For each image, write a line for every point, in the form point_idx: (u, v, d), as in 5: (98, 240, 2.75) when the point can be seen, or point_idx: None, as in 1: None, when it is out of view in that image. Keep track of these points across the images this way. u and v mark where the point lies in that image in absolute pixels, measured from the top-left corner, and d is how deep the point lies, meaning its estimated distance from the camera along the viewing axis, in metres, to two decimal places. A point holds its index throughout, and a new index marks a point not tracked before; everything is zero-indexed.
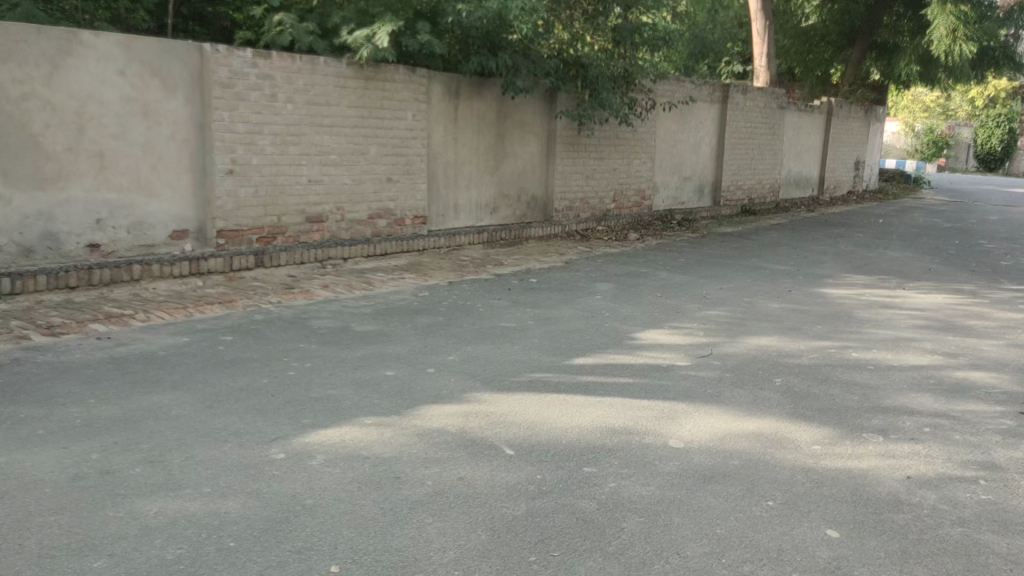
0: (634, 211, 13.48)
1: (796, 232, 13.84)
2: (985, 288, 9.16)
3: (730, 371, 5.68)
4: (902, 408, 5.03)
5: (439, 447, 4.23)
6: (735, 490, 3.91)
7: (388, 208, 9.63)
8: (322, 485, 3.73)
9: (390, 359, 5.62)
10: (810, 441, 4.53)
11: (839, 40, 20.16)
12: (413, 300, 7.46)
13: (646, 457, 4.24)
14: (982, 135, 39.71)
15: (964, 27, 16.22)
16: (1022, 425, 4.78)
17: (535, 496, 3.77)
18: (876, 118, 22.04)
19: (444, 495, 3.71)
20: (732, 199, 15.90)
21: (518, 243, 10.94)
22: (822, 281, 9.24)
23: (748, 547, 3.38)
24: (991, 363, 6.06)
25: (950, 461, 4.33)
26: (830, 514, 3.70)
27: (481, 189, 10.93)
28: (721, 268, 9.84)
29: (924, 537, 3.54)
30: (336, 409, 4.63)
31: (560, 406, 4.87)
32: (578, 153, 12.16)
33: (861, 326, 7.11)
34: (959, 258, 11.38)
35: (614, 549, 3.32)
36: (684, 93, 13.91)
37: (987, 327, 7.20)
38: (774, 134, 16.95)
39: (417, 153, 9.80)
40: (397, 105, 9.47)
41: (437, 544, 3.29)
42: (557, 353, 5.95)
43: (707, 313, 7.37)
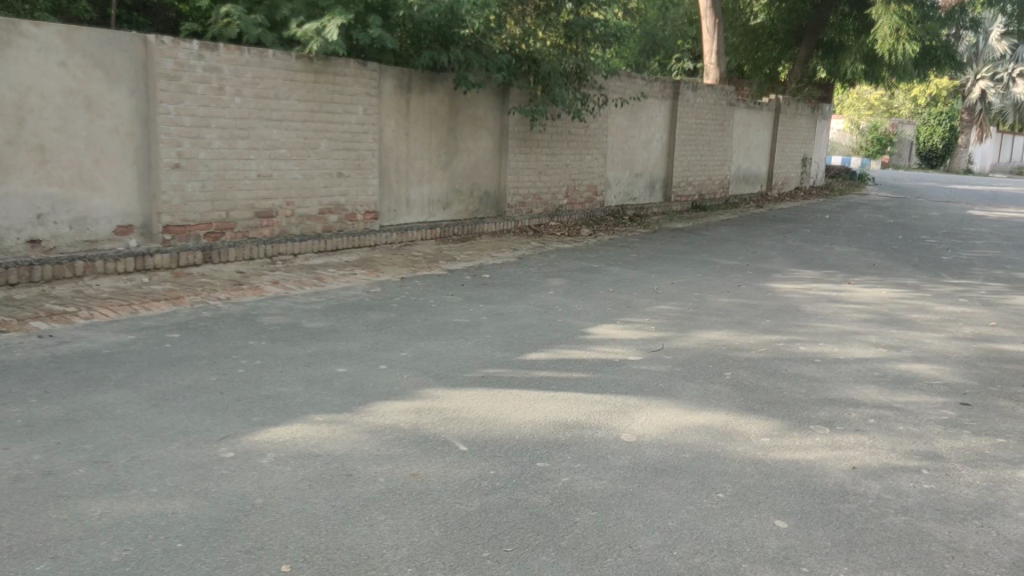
0: (586, 207, 13.55)
1: (745, 227, 14.00)
2: (928, 282, 9.35)
3: (681, 365, 5.77)
4: (848, 400, 5.13)
5: (393, 443, 4.22)
6: (687, 483, 3.91)
7: (338, 203, 9.61)
8: (273, 484, 3.72)
9: (342, 355, 5.65)
10: (760, 434, 4.54)
11: (786, 38, 20.32)
12: (365, 297, 7.47)
13: (599, 450, 4.23)
14: (924, 133, 39.71)
15: (907, 27, 16.47)
16: (961, 416, 4.90)
17: (488, 491, 3.74)
18: (824, 116, 22.30)
19: (397, 491, 3.70)
20: (683, 195, 16.04)
21: (471, 238, 10.97)
22: (771, 276, 9.37)
23: (700, 539, 3.37)
24: (933, 356, 6.19)
25: (894, 451, 4.36)
26: (779, 505, 3.69)
27: (434, 184, 10.94)
28: (672, 264, 9.94)
29: (869, 526, 3.53)
30: (288, 406, 4.65)
31: (512, 401, 4.90)
32: (530, 148, 12.19)
33: (808, 320, 7.24)
34: (904, 253, 11.61)
35: (567, 543, 3.30)
36: (636, 89, 14.01)
37: (928, 321, 7.36)
38: (724, 130, 17.14)
39: (367, 148, 9.80)
40: (347, 99, 9.45)
41: (390, 541, 3.27)
42: (511, 348, 5.99)
43: (657, 309, 7.46)
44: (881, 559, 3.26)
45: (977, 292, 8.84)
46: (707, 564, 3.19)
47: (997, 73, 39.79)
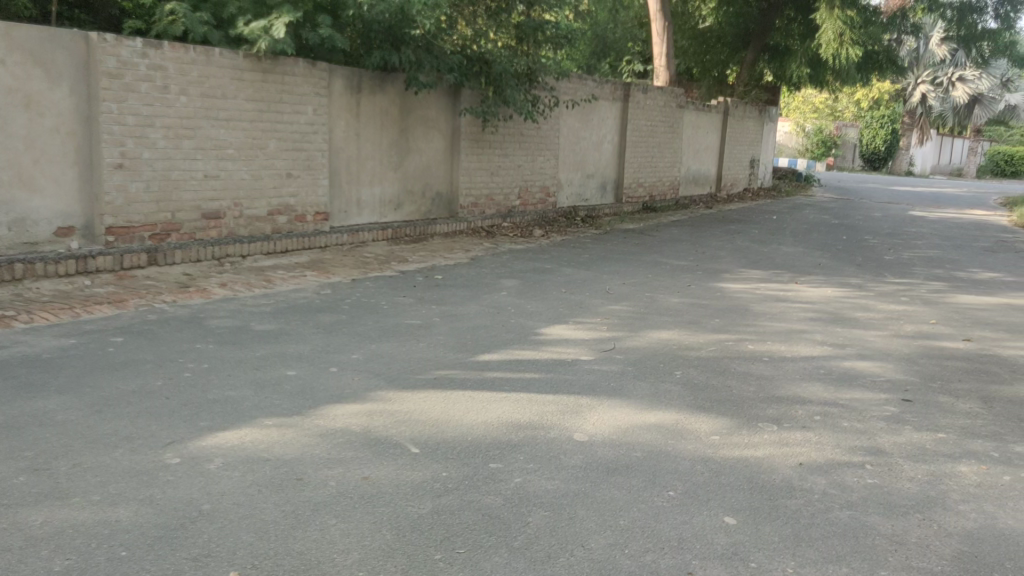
0: (538, 208, 13.59)
1: (695, 228, 14.17)
2: (871, 281, 9.58)
3: (632, 364, 5.82)
4: (794, 398, 5.22)
5: (345, 447, 4.18)
6: (638, 481, 3.94)
7: (287, 204, 9.50)
8: (220, 489, 3.66)
9: (292, 358, 5.58)
10: (710, 432, 4.59)
11: (734, 42, 20.49)
12: (315, 298, 7.39)
13: (551, 450, 4.25)
14: (867, 136, 40.47)
15: (851, 32, 16.82)
16: (903, 412, 5.03)
17: (440, 493, 3.73)
18: (770, 118, 22.68)
19: (348, 495, 3.66)
20: (634, 197, 16.18)
21: (423, 239, 10.93)
22: (719, 276, 9.51)
23: (650, 537, 3.40)
24: (875, 353, 6.34)
25: (839, 447, 4.45)
26: (728, 502, 3.74)
27: (385, 184, 10.87)
28: (623, 264, 10.03)
29: (815, 521, 3.60)
30: (236, 411, 4.58)
31: (465, 402, 4.89)
32: (482, 149, 12.19)
33: (756, 319, 7.35)
34: (848, 253, 11.88)
35: (520, 544, 3.30)
36: (587, 91, 14.09)
37: (872, 319, 7.52)
38: (674, 132, 17.34)
39: (317, 148, 9.69)
40: (296, 99, 9.35)
41: (340, 546, 3.24)
42: (462, 350, 5.98)
43: (609, 309, 7.50)
44: (826, 553, 3.33)
45: (919, 290, 9.07)
46: (658, 562, 3.21)
47: (936, 76, 41.03)
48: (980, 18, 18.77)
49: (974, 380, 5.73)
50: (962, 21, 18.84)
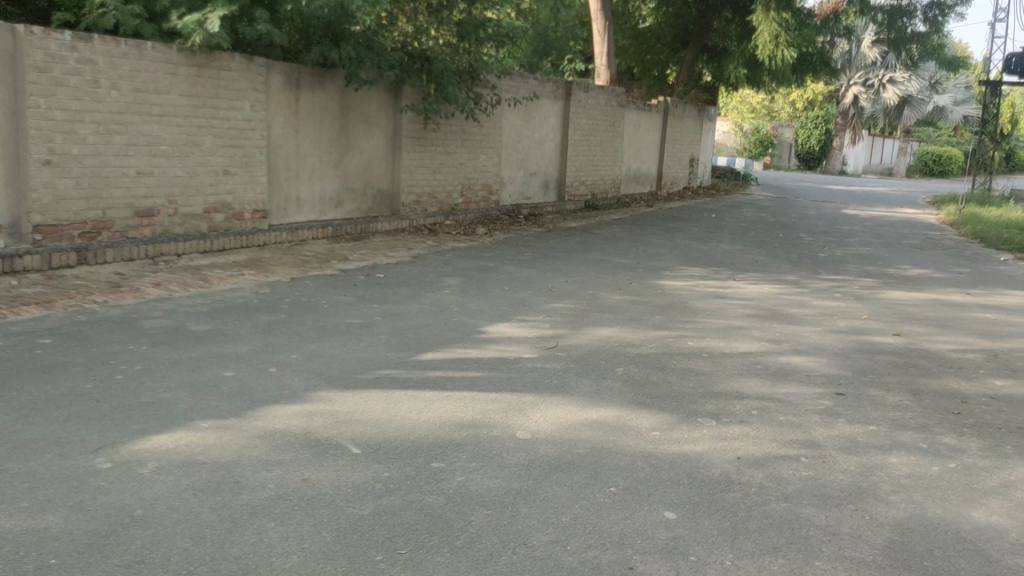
0: (481, 206, 13.57)
1: (636, 226, 14.32)
2: (806, 278, 9.80)
3: (574, 362, 5.85)
4: (733, 393, 5.32)
5: (284, 449, 4.11)
6: (580, 478, 3.97)
7: (224, 202, 9.31)
8: (154, 494, 3.57)
9: (229, 359, 5.48)
10: (651, 427, 4.65)
11: (673, 42, 20.84)
12: (253, 298, 7.26)
13: (494, 448, 4.24)
14: (803, 136, 41.86)
15: (786, 34, 17.16)
16: (836, 405, 5.16)
17: (381, 494, 3.70)
18: (709, 118, 23.04)
19: (288, 497, 3.61)
20: (576, 194, 16.28)
21: (364, 237, 10.81)
22: (660, 273, 9.63)
23: (592, 533, 3.42)
24: (810, 348, 6.49)
25: (776, 440, 4.54)
26: (668, 497, 3.79)
27: (325, 182, 10.74)
28: (565, 262, 10.09)
29: (752, 514, 3.67)
30: (170, 413, 4.48)
31: (407, 402, 4.86)
32: (424, 146, 12.13)
33: (695, 315, 7.47)
34: (784, 250, 12.13)
35: (462, 543, 3.29)
36: (529, 90, 14.11)
37: (806, 315, 7.70)
38: (615, 131, 17.50)
39: (255, 145, 9.53)
40: (232, 94, 9.17)
41: (279, 549, 3.19)
42: (404, 349, 5.94)
43: (551, 307, 7.53)
44: (763, 545, 3.39)
45: (852, 287, 9.31)
46: (599, 558, 3.24)
47: (868, 79, 41.87)
48: (910, 21, 19.40)
49: (904, 373, 5.90)
50: (893, 24, 19.43)
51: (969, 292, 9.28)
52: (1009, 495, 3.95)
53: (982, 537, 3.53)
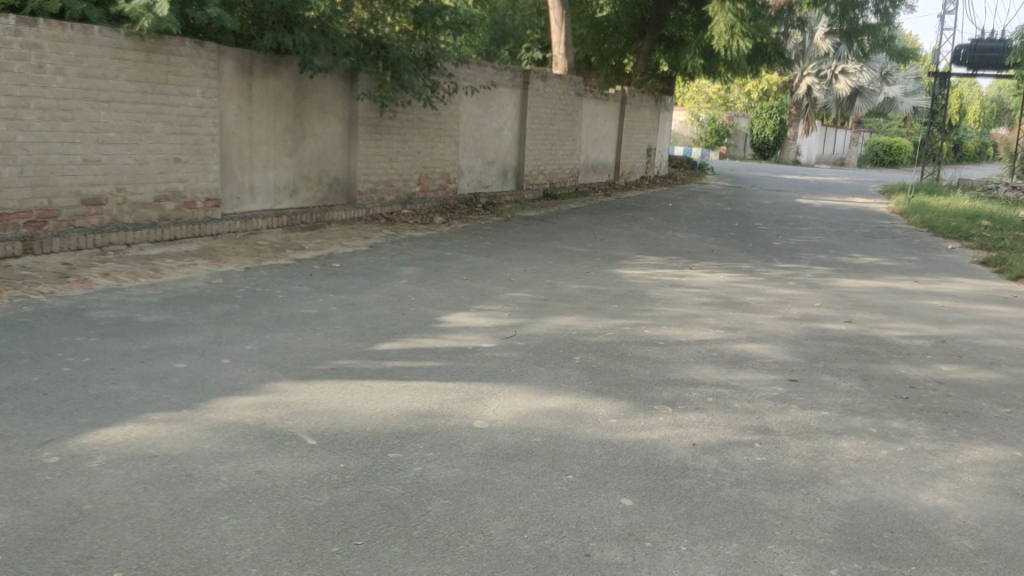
0: (439, 194, 13.50)
1: (593, 215, 14.38)
2: (760, 266, 9.92)
3: (532, 351, 5.85)
4: (689, 380, 5.38)
5: (238, 441, 4.06)
6: (537, 466, 3.97)
7: (175, 190, 9.13)
8: (103, 488, 3.50)
9: (181, 350, 5.39)
10: (608, 415, 4.68)
11: (630, 31, 21.00)
12: (206, 288, 7.15)
13: (451, 438, 4.23)
14: (759, 126, 42.05)
15: (741, 24, 17.22)
16: (789, 391, 5.23)
17: (338, 485, 3.66)
18: (665, 107, 23.21)
19: (240, 490, 3.55)
20: (534, 183, 16.28)
21: (320, 226, 10.67)
22: (617, 262, 9.68)
23: (549, 521, 3.43)
24: (765, 336, 6.58)
25: (731, 427, 4.59)
26: (624, 484, 3.81)
27: (279, 170, 10.60)
28: (523, 251, 10.09)
29: (707, 499, 3.71)
30: (120, 406, 4.39)
31: (363, 392, 4.82)
32: (381, 135, 12.02)
33: (652, 304, 7.53)
34: (739, 239, 12.28)
35: (419, 533, 3.28)
36: (486, 78, 14.06)
37: (761, 303, 7.80)
38: (573, 120, 17.52)
39: (206, 132, 9.36)
40: (182, 80, 8.99)
41: (232, 543, 3.14)
42: (362, 339, 5.89)
43: (509, 296, 7.53)
44: (717, 530, 3.43)
45: (804, 275, 9.45)
46: (556, 546, 3.25)
47: (821, 70, 42.63)
48: (862, 13, 19.58)
49: (855, 359, 6.01)
50: (846, 16, 19.58)
51: (918, 280, 9.48)
52: (955, 478, 4.05)
53: (929, 519, 3.61)
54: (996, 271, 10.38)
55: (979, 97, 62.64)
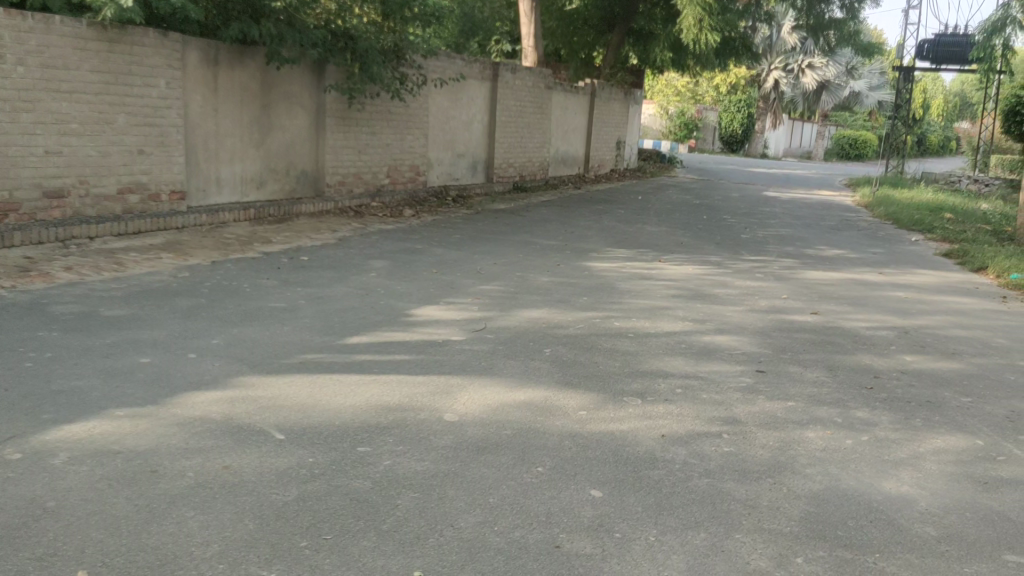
0: (408, 186, 13.42)
1: (563, 208, 14.39)
2: (729, 259, 10.00)
3: (502, 344, 5.84)
4: (658, 371, 5.42)
5: (204, 436, 4.01)
6: (507, 459, 3.98)
7: (139, 182, 9.00)
8: (66, 485, 3.44)
9: (145, 345, 5.31)
10: (577, 407, 4.69)
11: (600, 24, 21.03)
12: (171, 282, 7.06)
13: (421, 431, 4.22)
14: (727, 121, 42.21)
15: (709, 18, 17.18)
16: (756, 382, 5.29)
17: (306, 479, 3.64)
18: (634, 100, 23.29)
19: (207, 486, 3.52)
20: (504, 176, 16.24)
21: (287, 218, 10.57)
22: (587, 255, 9.70)
23: (519, 513, 3.44)
24: (733, 327, 6.64)
25: (699, 418, 4.62)
26: (594, 475, 3.83)
27: (245, 163, 10.49)
28: (493, 244, 10.08)
29: (675, 489, 3.74)
30: (83, 401, 4.32)
31: (332, 386, 4.79)
32: (349, 127, 11.93)
33: (621, 296, 7.56)
34: (707, 232, 12.37)
35: (389, 527, 3.27)
36: (455, 70, 14.00)
37: (729, 295, 7.86)
38: (542, 112, 17.50)
39: (171, 123, 9.23)
40: (146, 71, 8.85)
41: (198, 539, 3.11)
42: (330, 332, 5.85)
43: (480, 289, 7.52)
44: (686, 520, 3.46)
45: (772, 267, 9.55)
46: (526, 538, 3.25)
47: (788, 64, 43.01)
48: (828, 8, 19.82)
49: (821, 350, 6.08)
50: (811, 11, 19.86)
51: (883, 272, 9.61)
52: (918, 466, 4.11)
53: (893, 507, 3.66)
54: (958, 264, 10.56)
55: (942, 91, 63.54)
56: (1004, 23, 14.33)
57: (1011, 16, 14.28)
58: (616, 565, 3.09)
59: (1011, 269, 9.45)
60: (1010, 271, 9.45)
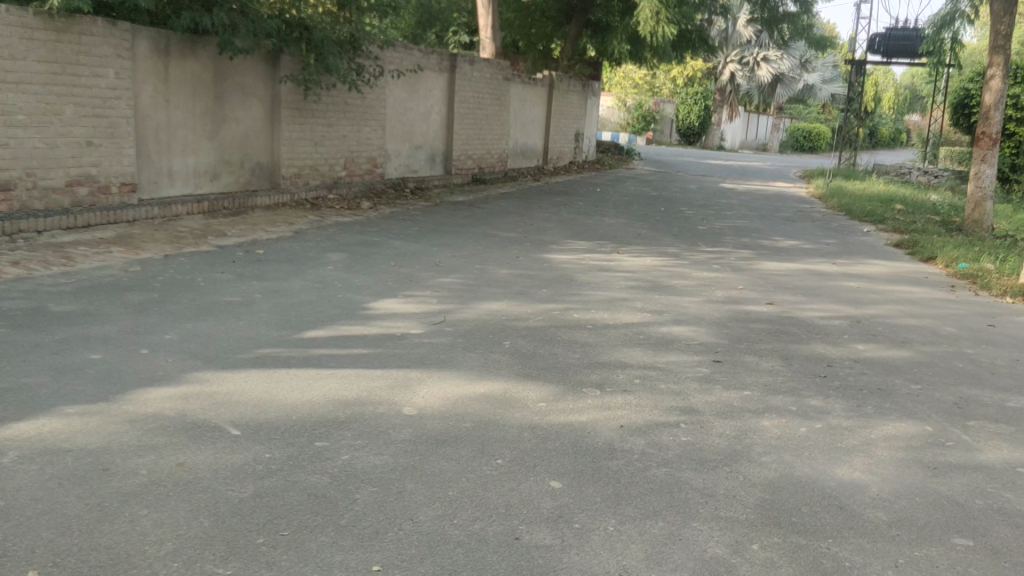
0: (366, 179, 13.31)
1: (522, 200, 14.39)
2: (687, 250, 10.08)
3: (461, 337, 5.83)
4: (616, 362, 5.44)
5: (158, 433, 3.94)
6: (467, 452, 3.96)
7: (89, 174, 8.79)
8: (15, 485, 3.36)
9: (96, 341, 5.20)
10: (537, 399, 4.69)
11: (557, 16, 21.02)
12: (122, 276, 6.91)
13: (379, 425, 4.20)
14: (683, 112, 42.44)
15: (666, 10, 17.26)
16: (714, 372, 5.35)
17: (263, 475, 3.59)
18: (592, 93, 23.37)
19: (161, 483, 3.46)
20: (462, 168, 16.18)
21: (242, 211, 10.41)
22: (546, 247, 9.72)
23: (479, 506, 3.43)
24: (690, 318, 6.70)
25: (657, 408, 4.66)
26: (553, 466, 3.84)
27: (199, 155, 10.31)
28: (451, 236, 10.05)
29: (634, 480, 3.76)
30: (30, 399, 4.22)
31: (289, 381, 4.74)
32: (305, 118, 11.79)
33: (580, 288, 7.59)
34: (665, 223, 12.45)
35: (347, 522, 3.24)
36: (412, 61, 13.91)
37: (686, 286, 7.93)
38: (500, 104, 17.47)
39: (121, 114, 9.03)
40: (95, 61, 8.66)
41: (152, 537, 3.06)
42: (286, 327, 5.78)
43: (439, 282, 7.49)
44: (644, 509, 3.48)
45: (729, 258, 9.65)
46: (486, 530, 3.25)
47: (743, 57, 43.42)
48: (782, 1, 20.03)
49: (776, 340, 6.17)
50: (765, 4, 20.12)
51: (836, 263, 9.77)
52: (869, 453, 4.19)
53: (845, 492, 3.73)
54: (908, 253, 10.77)
55: (894, 84, 64.68)
56: (953, 17, 14.61)
57: (959, 10, 14.57)
58: (576, 556, 3.10)
59: (960, 259, 9.67)
60: (959, 261, 9.67)
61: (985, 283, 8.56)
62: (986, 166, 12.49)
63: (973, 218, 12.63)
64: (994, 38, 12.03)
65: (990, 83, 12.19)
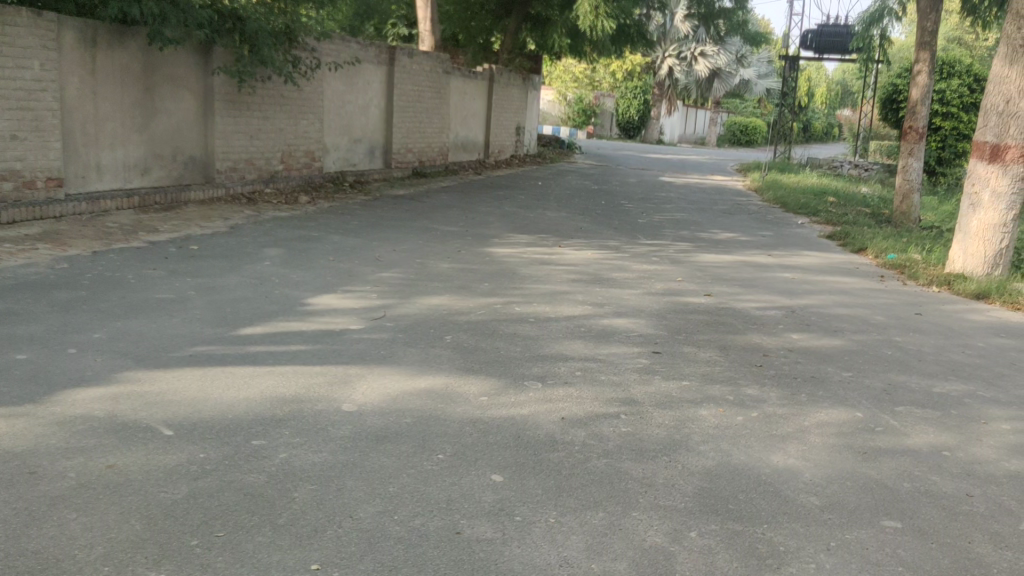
0: (304, 172, 13.11)
1: (463, 194, 14.31)
2: (627, 244, 10.14)
3: (402, 332, 5.78)
4: (557, 355, 5.47)
5: (86, 434, 3.82)
6: (407, 447, 3.93)
7: (14, 169, 8.49)
8: None
9: (22, 341, 5.02)
10: (479, 393, 4.69)
11: (496, 9, 20.96)
12: (50, 274, 6.69)
13: (319, 422, 4.14)
14: (624, 105, 43.33)
15: (605, 5, 17.32)
16: (653, 363, 5.41)
17: (198, 476, 3.51)
18: (533, 87, 23.42)
19: (91, 486, 3.35)
20: (402, 161, 16.04)
21: (175, 206, 10.16)
22: (487, 241, 9.69)
23: (419, 501, 3.41)
24: (630, 310, 6.76)
25: (597, 400, 4.69)
26: (494, 460, 3.84)
27: (128, 147, 10.04)
28: (391, 231, 9.94)
29: (575, 471, 3.78)
30: None
31: (226, 378, 4.65)
32: (239, 111, 11.57)
33: (522, 282, 7.58)
34: (605, 217, 12.52)
35: (285, 521, 3.19)
36: (350, 54, 13.75)
37: (625, 279, 7.97)
38: (440, 97, 17.37)
39: (47, 107, 8.75)
40: (19, 52, 8.38)
41: (82, 541, 2.96)
42: (222, 324, 5.66)
43: (378, 277, 7.42)
44: (584, 500, 3.51)
45: (668, 251, 9.73)
46: (426, 525, 3.23)
47: (681, 52, 43.76)
48: None
49: (714, 331, 6.26)
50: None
51: (771, 255, 9.95)
52: (803, 440, 4.28)
53: (781, 479, 3.81)
54: (840, 245, 11.03)
55: (827, 79, 66.04)
56: (881, 14, 14.90)
57: (888, 8, 14.91)
58: (517, 548, 3.10)
59: (888, 250, 9.96)
60: (887, 252, 9.94)
61: (913, 274, 8.81)
62: (913, 159, 12.80)
63: (900, 210, 13.01)
64: (920, 34, 12.40)
65: (918, 79, 12.52)
